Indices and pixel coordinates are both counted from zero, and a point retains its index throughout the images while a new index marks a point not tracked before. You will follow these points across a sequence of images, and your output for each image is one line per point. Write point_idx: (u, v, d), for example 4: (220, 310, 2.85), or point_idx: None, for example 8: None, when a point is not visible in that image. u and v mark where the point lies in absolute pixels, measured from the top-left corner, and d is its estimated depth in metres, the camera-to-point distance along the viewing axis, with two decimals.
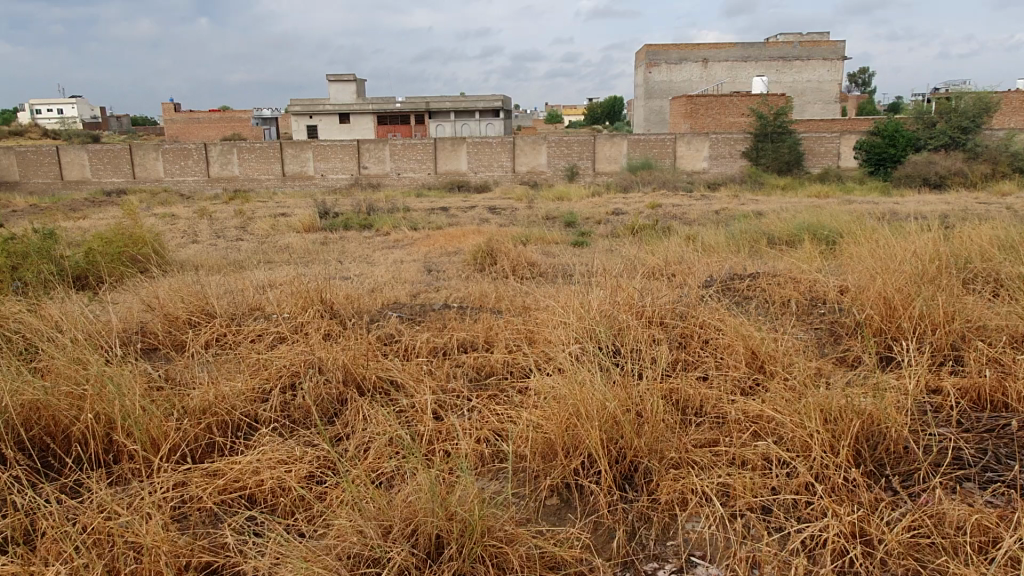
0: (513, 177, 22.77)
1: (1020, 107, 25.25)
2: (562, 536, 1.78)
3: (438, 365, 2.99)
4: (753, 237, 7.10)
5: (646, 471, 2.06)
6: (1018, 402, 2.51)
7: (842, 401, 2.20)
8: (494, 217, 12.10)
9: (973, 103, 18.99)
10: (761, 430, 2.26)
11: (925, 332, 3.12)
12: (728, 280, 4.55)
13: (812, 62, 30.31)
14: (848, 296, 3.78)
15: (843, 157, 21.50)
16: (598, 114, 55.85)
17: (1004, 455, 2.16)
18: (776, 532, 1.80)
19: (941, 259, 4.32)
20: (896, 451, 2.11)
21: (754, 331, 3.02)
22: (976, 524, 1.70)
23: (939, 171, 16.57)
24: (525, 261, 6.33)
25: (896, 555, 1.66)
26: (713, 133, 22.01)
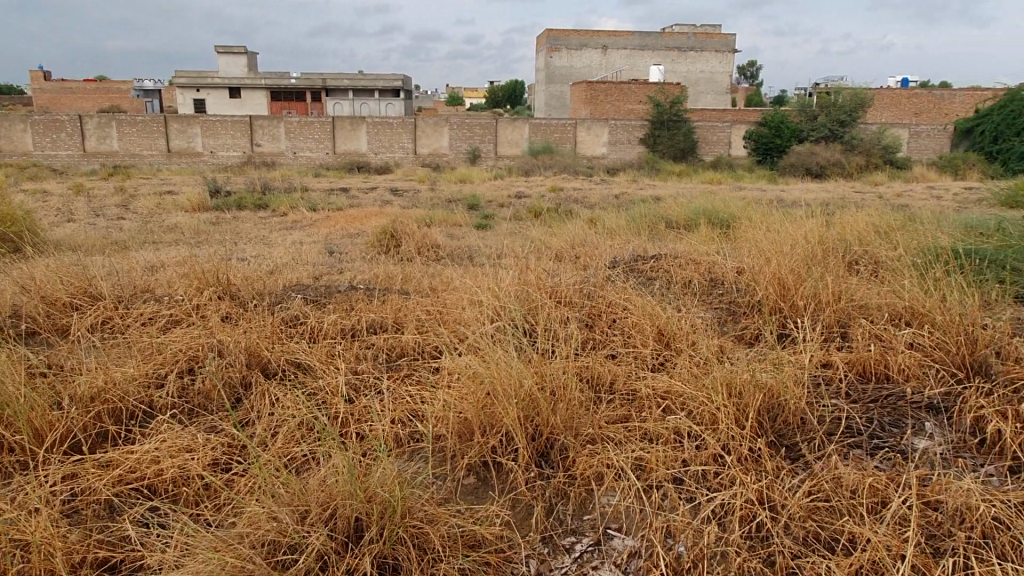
0: (415, 159, 22.37)
1: (889, 104, 27.17)
2: (482, 515, 1.78)
3: (348, 347, 2.91)
4: (652, 221, 7.29)
5: (562, 448, 2.08)
6: (899, 374, 2.71)
7: (746, 376, 2.29)
8: (396, 198, 11.88)
9: (850, 98, 20.26)
10: (670, 406, 2.33)
11: (815, 311, 3.32)
12: (632, 261, 4.66)
13: (704, 54, 31.46)
14: (745, 276, 3.96)
15: (733, 146, 22.45)
16: (499, 98, 55.81)
17: (888, 424, 2.32)
18: (688, 502, 1.86)
19: (826, 243, 4.61)
20: (794, 422, 2.23)
21: (661, 310, 3.10)
22: (869, 487, 1.82)
23: (819, 161, 17.64)
24: (430, 242, 6.27)
25: (798, 518, 1.76)
26: (612, 120, 22.51)
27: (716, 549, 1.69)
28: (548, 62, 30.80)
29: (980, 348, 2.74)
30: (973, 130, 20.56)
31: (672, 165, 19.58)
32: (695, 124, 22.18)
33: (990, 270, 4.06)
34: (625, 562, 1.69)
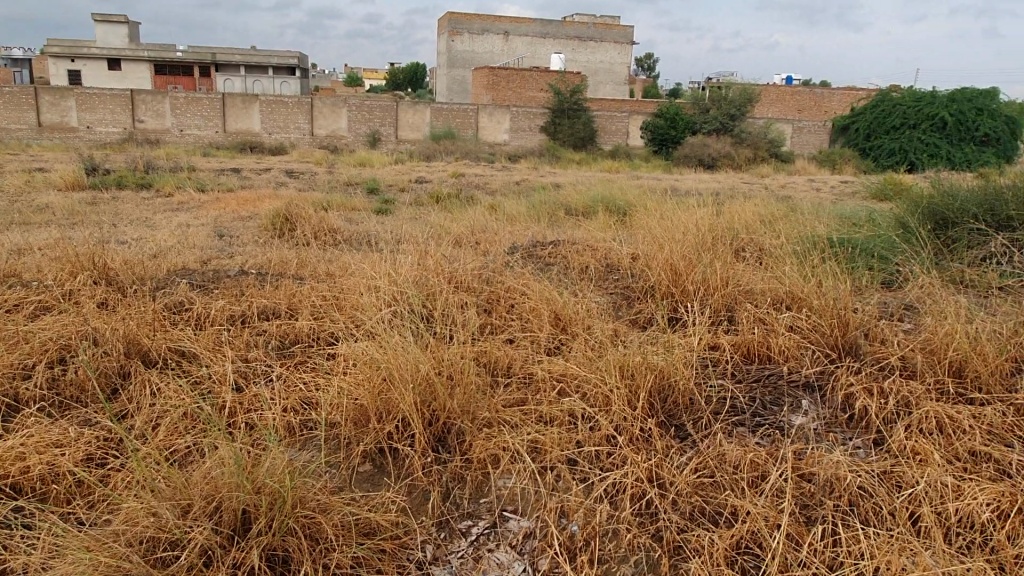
0: (311, 140, 21.66)
1: (774, 100, 28.59)
2: (377, 502, 1.76)
3: (238, 333, 2.79)
4: (552, 208, 7.38)
5: (458, 432, 2.08)
6: (780, 356, 2.87)
7: (639, 359, 2.36)
8: (292, 181, 11.49)
9: (739, 93, 21.19)
10: (566, 389, 2.37)
11: (704, 295, 3.46)
12: (531, 247, 4.70)
13: (604, 44, 32.05)
14: (639, 263, 4.07)
15: (631, 136, 23.03)
16: (399, 80, 54.83)
17: (769, 403, 2.46)
18: (582, 482, 1.90)
19: (716, 231, 4.80)
20: (683, 402, 2.32)
21: (558, 295, 3.15)
22: (750, 463, 1.92)
23: (711, 153, 18.39)
24: (327, 227, 6.11)
25: (685, 494, 1.83)
26: (514, 107, 22.61)
27: (609, 527, 1.74)
28: (449, 46, 30.51)
29: (851, 330, 2.95)
30: (848, 127, 21.88)
31: (572, 153, 19.89)
32: (594, 113, 22.58)
33: (860, 258, 4.36)
34: (521, 543, 1.72)
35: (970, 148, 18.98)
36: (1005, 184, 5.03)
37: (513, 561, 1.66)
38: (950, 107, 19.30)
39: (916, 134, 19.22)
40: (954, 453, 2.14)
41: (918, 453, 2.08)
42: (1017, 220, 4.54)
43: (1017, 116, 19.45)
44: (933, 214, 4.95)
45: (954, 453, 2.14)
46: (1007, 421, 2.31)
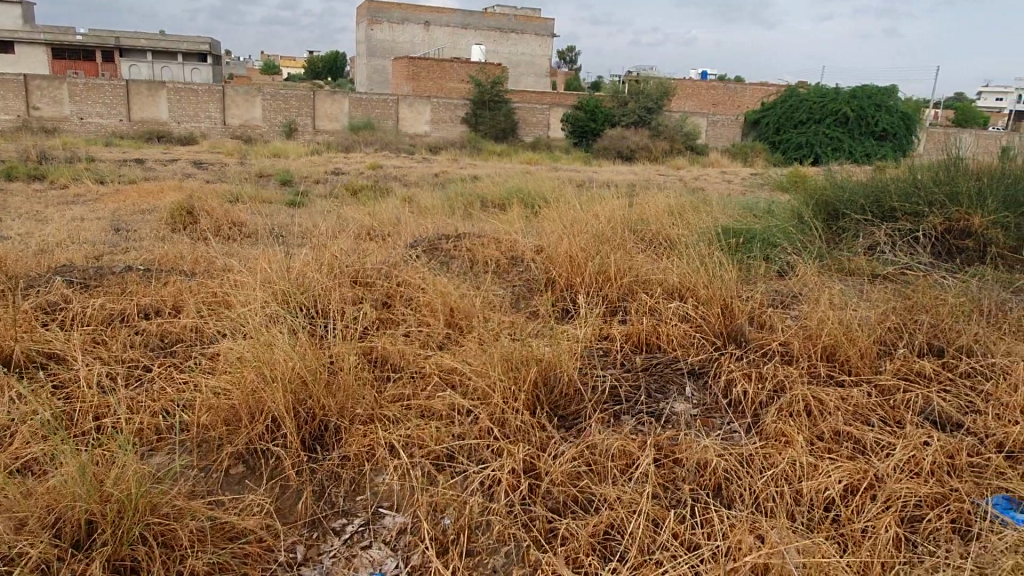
0: (224, 130, 20.91)
1: (691, 94, 29.31)
2: (243, 505, 1.72)
3: (113, 333, 2.67)
4: (466, 201, 7.34)
5: (336, 430, 2.05)
6: (668, 344, 2.94)
7: (524, 352, 2.39)
8: (200, 172, 11.05)
9: (656, 88, 21.63)
10: (451, 383, 2.37)
11: (601, 287, 3.52)
12: (436, 241, 4.67)
13: (525, 36, 32.15)
14: (541, 255, 4.10)
15: (551, 128, 23.19)
16: (319, 69, 53.49)
17: (653, 391, 2.53)
18: (458, 476, 1.91)
19: (619, 222, 4.87)
20: (567, 394, 2.36)
21: (452, 288, 3.15)
22: (622, 451, 1.96)
23: (629, 146, 18.78)
24: (230, 219, 5.90)
25: (559, 484, 1.86)
26: (434, 98, 22.40)
27: (480, 520, 1.75)
28: (369, 35, 29.91)
29: (737, 320, 3.06)
30: (760, 121, 22.62)
31: (493, 145, 19.90)
32: (515, 104, 22.61)
33: (755, 248, 4.52)
34: (394, 539, 1.71)
35: (869, 142, 19.96)
36: (890, 177, 5.29)
37: (385, 558, 1.65)
38: (851, 103, 20.23)
39: (822, 128, 20.12)
40: (819, 433, 2.25)
41: (784, 435, 2.18)
42: (899, 212, 4.79)
43: (912, 113, 20.56)
44: (825, 207, 5.15)
45: (819, 433, 2.25)
46: (870, 401, 2.44)
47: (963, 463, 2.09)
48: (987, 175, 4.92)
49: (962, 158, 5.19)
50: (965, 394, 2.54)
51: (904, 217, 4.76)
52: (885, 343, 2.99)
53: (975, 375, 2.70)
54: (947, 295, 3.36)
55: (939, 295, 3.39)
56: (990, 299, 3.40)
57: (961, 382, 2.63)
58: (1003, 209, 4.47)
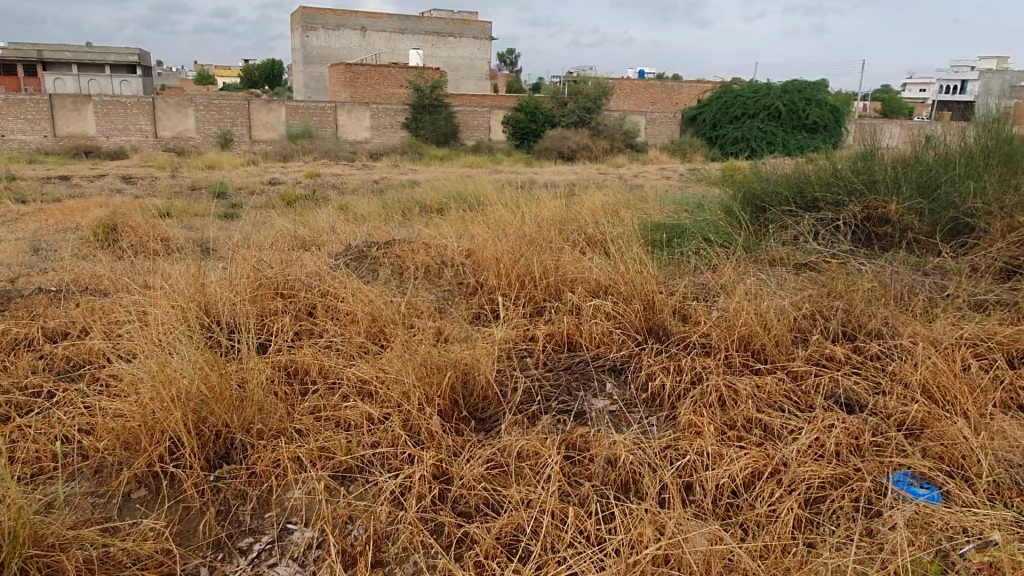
0: (156, 143, 20.30)
1: (629, 93, 29.67)
2: (141, 529, 1.69)
3: (16, 360, 2.58)
4: (403, 206, 7.26)
5: (242, 448, 2.02)
6: (590, 342, 2.97)
7: (440, 356, 2.39)
8: (129, 188, 10.69)
9: (594, 87, 21.82)
10: (367, 392, 2.35)
11: (528, 288, 3.53)
12: (366, 247, 4.60)
13: (463, 40, 32.10)
14: (471, 258, 4.08)
15: (493, 131, 23.20)
16: (257, 78, 52.46)
17: (572, 390, 2.55)
18: (369, 486, 1.89)
19: (550, 220, 4.88)
20: (484, 396, 2.37)
21: (375, 296, 3.11)
22: (532, 450, 1.98)
23: (570, 146, 18.95)
24: (153, 234, 5.70)
25: (471, 488, 1.86)
26: (373, 104, 22.16)
27: (389, 529, 1.73)
28: (304, 42, 29.39)
29: (657, 315, 3.11)
30: (696, 118, 22.91)
31: (435, 149, 19.81)
32: (456, 108, 22.54)
33: (683, 243, 4.58)
34: (302, 554, 1.67)
35: (801, 135, 20.58)
36: (812, 168, 5.42)
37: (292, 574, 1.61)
38: (783, 98, 20.79)
39: (755, 123, 20.76)
40: (731, 422, 2.30)
41: (695, 425, 2.22)
42: (821, 202, 4.92)
43: (840, 105, 21.23)
44: (752, 200, 5.24)
45: (731, 422, 2.30)
46: (782, 387, 2.51)
47: (865, 442, 2.16)
48: (902, 163, 5.09)
49: (878, 149, 5.36)
50: (873, 376, 2.63)
51: (826, 206, 4.89)
52: (802, 330, 3.07)
53: (884, 356, 2.80)
54: (861, 281, 3.47)
55: (854, 282, 3.49)
56: (902, 283, 3.52)
57: (870, 364, 2.72)
58: (916, 195, 4.64)
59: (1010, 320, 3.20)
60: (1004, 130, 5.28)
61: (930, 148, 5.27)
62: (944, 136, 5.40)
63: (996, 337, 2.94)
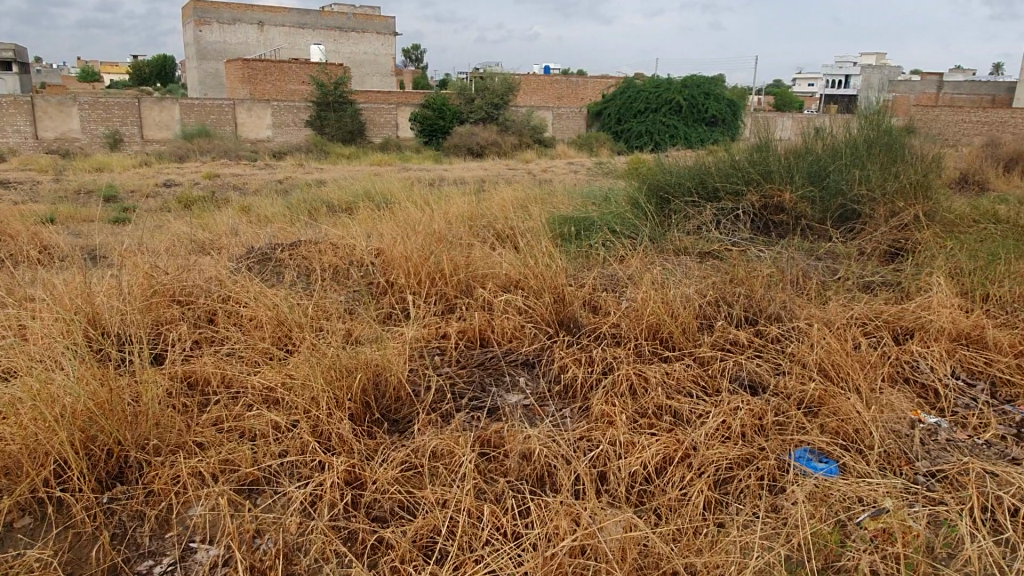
0: (37, 144, 18.89)
1: (536, 89, 29.91)
2: (24, 561, 1.56)
3: None
4: (309, 207, 7.07)
5: (139, 466, 1.91)
6: (502, 337, 2.97)
7: (349, 358, 2.32)
8: (5, 194, 9.90)
9: (501, 84, 21.92)
10: (273, 400, 2.27)
11: (438, 286, 3.49)
12: (270, 249, 4.44)
13: (366, 36, 31.62)
14: (380, 257, 4.00)
15: (400, 128, 22.93)
16: (146, 75, 49.76)
17: (487, 386, 2.55)
18: (278, 497, 1.82)
19: (459, 217, 4.85)
20: (395, 397, 2.32)
21: (280, 299, 3.01)
22: (446, 449, 1.96)
23: (479, 142, 18.97)
24: (35, 241, 5.30)
25: (384, 492, 1.82)
26: (274, 100, 21.41)
27: (300, 541, 1.68)
28: (198, 37, 27.99)
29: (568, 307, 3.14)
30: (602, 112, 23.22)
31: (341, 147, 19.38)
32: (361, 105, 22.11)
33: (592, 236, 4.65)
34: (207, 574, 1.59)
35: (702, 128, 21.38)
36: (711, 157, 5.59)
37: None
38: (683, 92, 21.52)
39: (658, 117, 21.41)
40: (642, 409, 2.35)
41: (607, 415, 2.25)
42: (721, 192, 5.08)
43: (737, 99, 22.15)
44: (656, 191, 5.28)
45: (643, 409, 2.35)
46: (689, 372, 2.58)
47: (769, 422, 2.25)
48: (794, 153, 5.33)
49: (773, 139, 5.59)
50: (773, 358, 2.74)
51: (726, 195, 5.06)
52: (707, 316, 3.17)
53: (782, 338, 2.92)
54: (760, 267, 3.60)
55: (753, 268, 3.63)
56: (797, 268, 3.69)
57: (771, 346, 2.83)
58: (808, 184, 4.88)
59: (895, 299, 3.42)
60: (884, 121, 5.62)
61: (819, 140, 5.55)
62: (832, 127, 5.69)
63: (883, 316, 3.14)
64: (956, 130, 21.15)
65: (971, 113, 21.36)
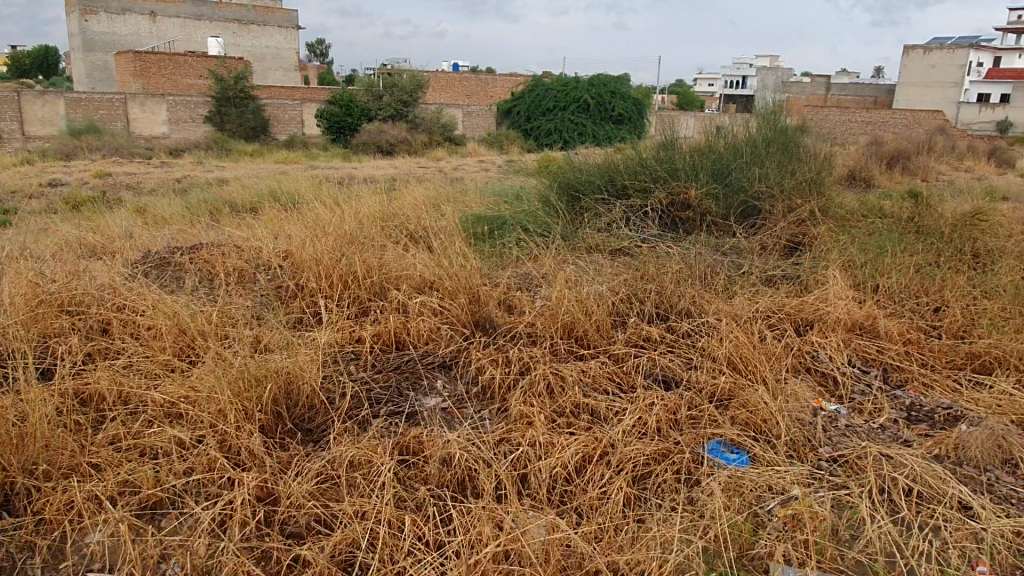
0: None
1: (445, 86, 29.72)
2: None
3: None
4: (210, 207, 6.75)
5: (27, 493, 1.77)
6: (419, 339, 2.92)
7: (259, 367, 2.23)
8: None
9: (409, 80, 21.70)
10: (177, 415, 2.15)
11: (351, 289, 3.40)
12: (168, 253, 4.21)
13: (268, 29, 30.51)
14: (289, 260, 3.86)
15: (306, 124, 22.33)
16: (25, 66, 46.27)
17: (404, 390, 2.50)
18: (185, 518, 1.73)
19: (370, 217, 4.75)
20: (309, 406, 2.25)
21: (180, 306, 2.85)
22: (363, 459, 1.90)
23: (388, 139, 18.69)
24: None
25: (300, 507, 1.76)
26: (170, 94, 20.32)
27: (210, 563, 1.59)
28: (83, 26, 26.14)
29: (483, 307, 3.12)
30: (511, 110, 23.30)
31: (243, 144, 18.66)
32: (264, 100, 21.35)
33: (505, 234, 4.65)
34: None
35: (608, 126, 21.84)
36: (619, 155, 5.68)
37: None
38: (590, 91, 21.89)
39: (566, 115, 21.69)
40: (561, 408, 2.36)
41: (526, 416, 2.25)
42: (630, 189, 5.18)
43: (642, 98, 22.74)
44: (566, 189, 5.33)
45: (561, 408, 2.36)
46: (605, 370, 2.61)
47: (682, 416, 2.30)
48: (698, 151, 5.50)
49: (678, 138, 5.75)
50: (685, 353, 2.82)
51: (635, 193, 5.16)
52: (620, 313, 3.22)
53: (693, 333, 3.01)
54: (670, 264, 3.69)
55: (663, 264, 3.71)
56: (704, 263, 3.81)
57: (682, 341, 2.91)
58: (711, 181, 5.04)
59: (794, 292, 3.58)
60: (779, 121, 5.88)
61: (721, 138, 5.75)
62: (732, 126, 5.90)
63: (785, 308, 3.28)
64: (843, 129, 22.46)
65: (857, 114, 22.66)
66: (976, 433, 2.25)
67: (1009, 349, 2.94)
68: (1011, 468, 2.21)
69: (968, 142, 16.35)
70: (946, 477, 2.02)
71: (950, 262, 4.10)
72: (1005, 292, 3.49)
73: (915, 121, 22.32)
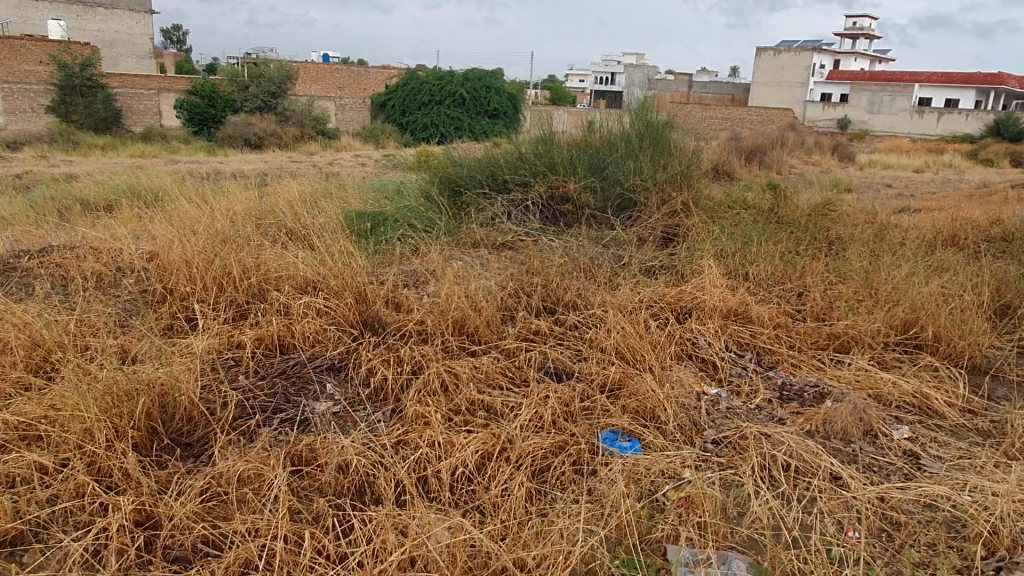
0: None
1: (315, 77, 28.74)
2: None
3: None
4: (58, 206, 6.17)
5: None
6: (304, 342, 2.80)
7: (129, 380, 2.05)
8: None
9: (277, 70, 20.91)
10: (36, 437, 1.95)
11: (226, 291, 3.21)
12: (13, 257, 3.81)
13: (116, 12, 27.12)
14: (154, 262, 3.60)
15: (164, 116, 20.93)
16: None
17: (292, 396, 2.39)
18: (52, 551, 1.57)
19: (242, 214, 4.52)
20: (187, 419, 2.10)
21: (31, 316, 2.59)
22: (252, 472, 1.80)
23: (256, 133, 17.87)
24: None
25: (185, 529, 1.64)
26: (5, 82, 18.39)
27: None
28: None
29: (370, 307, 3.04)
30: (385, 104, 22.88)
31: (93, 137, 17.24)
32: (115, 89, 19.80)
33: (387, 230, 4.56)
34: None
35: (484, 121, 21.94)
36: (498, 150, 5.70)
37: None
38: (466, 85, 21.87)
39: (442, 109, 21.54)
40: (456, 406, 2.33)
41: (422, 416, 2.20)
42: (510, 184, 5.22)
43: (516, 93, 23.00)
44: (447, 184, 5.29)
45: (456, 406, 2.33)
46: (497, 366, 2.61)
47: (576, 408, 2.34)
48: (575, 146, 5.61)
49: (555, 132, 5.84)
50: (574, 345, 2.86)
51: (515, 187, 5.20)
52: (508, 307, 3.23)
53: (580, 325, 3.07)
54: (554, 257, 3.74)
55: (547, 257, 3.76)
56: (587, 256, 3.89)
57: (571, 334, 2.96)
58: (589, 175, 5.16)
59: (672, 281, 3.73)
60: (650, 116, 6.10)
61: (595, 132, 5.90)
62: (606, 121, 6.06)
63: (665, 299, 3.41)
64: (706, 125, 23.69)
65: (717, 111, 23.96)
66: (841, 408, 2.43)
67: (863, 329, 3.19)
68: (871, 438, 2.40)
69: (814, 138, 17.68)
70: (818, 451, 2.17)
71: (808, 250, 4.41)
72: (857, 275, 3.79)
73: (768, 119, 23.91)
